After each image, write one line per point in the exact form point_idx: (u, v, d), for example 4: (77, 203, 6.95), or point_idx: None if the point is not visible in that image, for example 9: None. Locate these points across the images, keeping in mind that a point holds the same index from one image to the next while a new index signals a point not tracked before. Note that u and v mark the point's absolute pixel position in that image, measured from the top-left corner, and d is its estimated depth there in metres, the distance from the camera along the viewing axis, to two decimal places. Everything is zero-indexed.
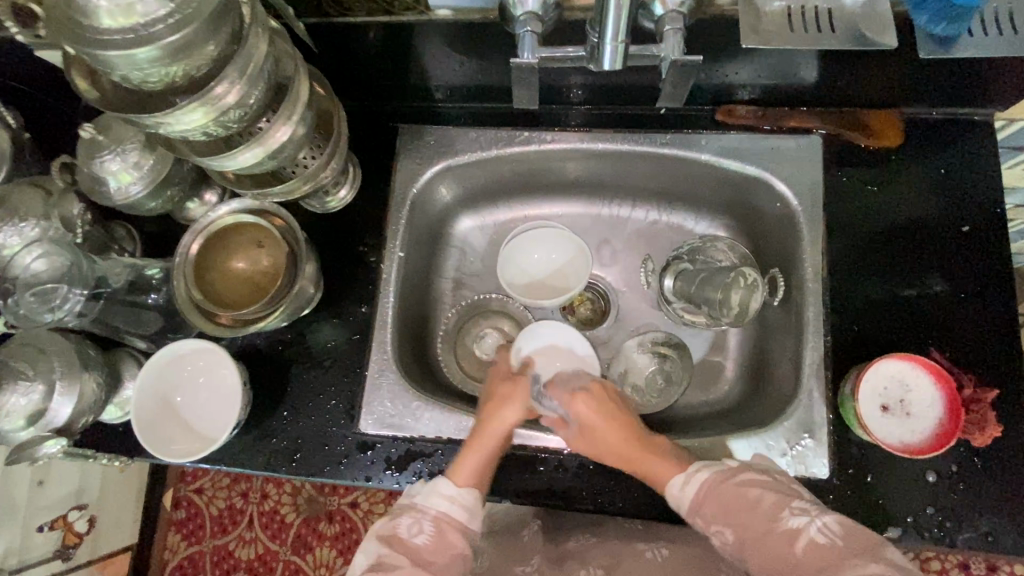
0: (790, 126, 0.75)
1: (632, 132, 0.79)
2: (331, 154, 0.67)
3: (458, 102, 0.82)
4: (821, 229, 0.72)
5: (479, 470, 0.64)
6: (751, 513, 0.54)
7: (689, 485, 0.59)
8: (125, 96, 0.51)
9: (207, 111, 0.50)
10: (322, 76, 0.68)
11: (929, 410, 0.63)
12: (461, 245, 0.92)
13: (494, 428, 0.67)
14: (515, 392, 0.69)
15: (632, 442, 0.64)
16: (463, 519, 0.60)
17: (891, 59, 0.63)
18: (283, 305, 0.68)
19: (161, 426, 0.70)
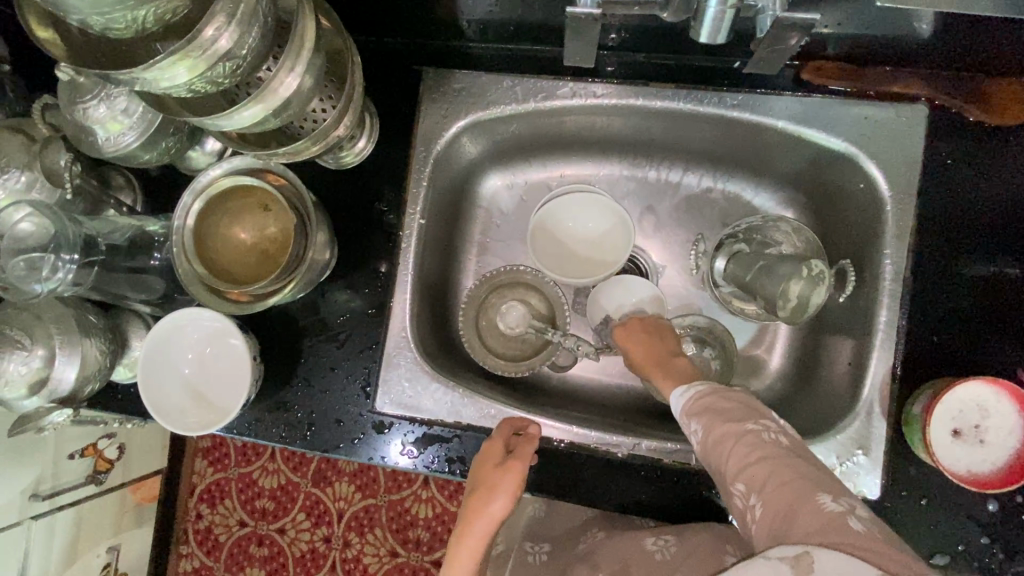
0: (890, 92, 0.63)
1: (696, 89, 0.67)
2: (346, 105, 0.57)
3: (492, 43, 0.70)
4: (911, 221, 0.61)
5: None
6: (727, 416, 0.50)
7: (687, 396, 0.56)
8: (94, 44, 0.42)
9: (192, 63, 0.41)
10: (328, 5, 0.56)
11: (999, 437, 0.57)
12: (488, 206, 0.84)
13: (476, 527, 0.58)
14: (497, 483, 0.59)
15: (651, 366, 0.68)
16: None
17: None
18: (298, 280, 0.61)
19: (167, 398, 0.66)
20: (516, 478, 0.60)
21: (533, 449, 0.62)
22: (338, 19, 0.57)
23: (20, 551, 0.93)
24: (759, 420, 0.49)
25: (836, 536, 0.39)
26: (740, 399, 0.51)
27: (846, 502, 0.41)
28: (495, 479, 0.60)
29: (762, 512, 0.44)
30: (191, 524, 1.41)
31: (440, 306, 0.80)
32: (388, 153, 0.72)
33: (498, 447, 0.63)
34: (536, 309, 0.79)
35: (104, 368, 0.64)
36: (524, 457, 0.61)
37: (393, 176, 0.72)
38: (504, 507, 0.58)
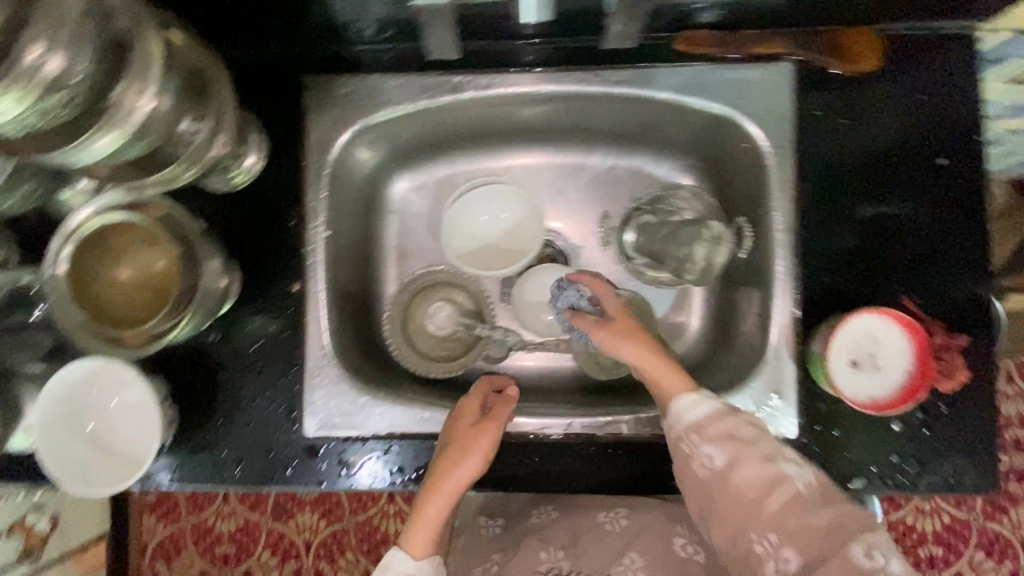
0: (757, 52, 0.66)
1: (579, 69, 0.68)
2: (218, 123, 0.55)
3: (373, 42, 0.69)
4: (791, 173, 0.65)
5: (433, 536, 0.59)
6: (739, 450, 0.51)
7: (702, 409, 0.55)
8: None
9: (21, 93, 0.39)
10: (180, 23, 0.54)
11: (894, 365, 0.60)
12: (401, 210, 0.82)
13: (446, 483, 0.61)
14: (472, 441, 0.62)
15: (657, 363, 0.60)
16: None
17: None
18: (194, 311, 0.58)
19: (75, 461, 0.62)
20: (493, 435, 0.63)
21: (508, 411, 0.65)
22: (191, 36, 0.55)
23: None
24: (784, 459, 0.50)
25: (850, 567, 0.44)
26: (758, 429, 0.53)
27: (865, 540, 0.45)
28: (471, 437, 0.63)
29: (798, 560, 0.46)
30: None
31: (364, 318, 0.78)
32: (281, 169, 0.69)
33: (474, 407, 0.66)
34: (461, 307, 0.80)
35: None
36: (500, 419, 0.64)
37: (289, 192, 0.69)
38: (473, 466, 0.61)
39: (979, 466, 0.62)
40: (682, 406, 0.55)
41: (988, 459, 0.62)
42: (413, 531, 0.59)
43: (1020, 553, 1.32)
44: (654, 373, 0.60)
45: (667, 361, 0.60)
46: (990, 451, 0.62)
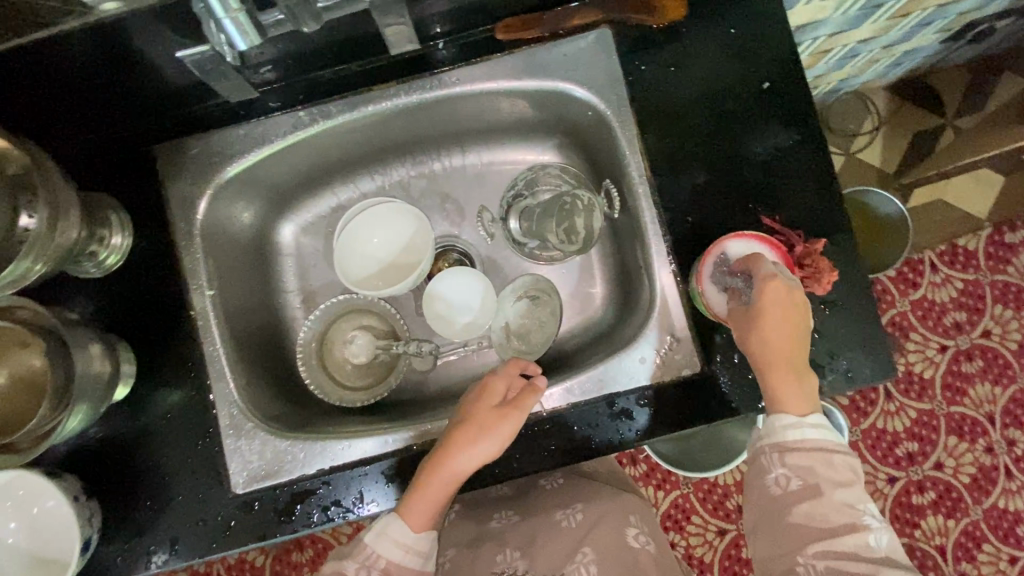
0: (574, 25, 0.69)
1: (417, 78, 0.70)
2: (55, 210, 0.56)
3: (212, 99, 0.70)
4: (634, 127, 0.68)
5: (435, 507, 0.61)
6: (810, 460, 0.55)
7: (796, 437, 0.56)
8: None
9: None
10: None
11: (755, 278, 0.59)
12: (295, 252, 0.83)
13: (458, 461, 0.62)
14: (489, 422, 0.63)
15: (780, 365, 0.58)
16: (417, 564, 0.60)
17: None
18: (83, 401, 0.59)
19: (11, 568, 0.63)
20: (511, 421, 0.63)
21: (533, 403, 0.65)
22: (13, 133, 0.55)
23: None
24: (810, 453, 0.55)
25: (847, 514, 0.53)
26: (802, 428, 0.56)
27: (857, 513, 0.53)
28: (490, 418, 0.63)
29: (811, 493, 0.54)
30: None
31: (280, 365, 0.78)
32: (152, 241, 0.70)
33: (498, 393, 0.66)
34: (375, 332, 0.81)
35: None
36: (524, 408, 0.64)
37: (165, 262, 0.69)
38: (489, 449, 0.62)
39: (872, 354, 0.65)
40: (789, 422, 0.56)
41: (878, 345, 0.65)
42: (415, 502, 0.61)
43: (989, 428, 1.37)
44: (770, 385, 0.59)
45: (789, 373, 0.58)
46: (879, 337, 0.65)
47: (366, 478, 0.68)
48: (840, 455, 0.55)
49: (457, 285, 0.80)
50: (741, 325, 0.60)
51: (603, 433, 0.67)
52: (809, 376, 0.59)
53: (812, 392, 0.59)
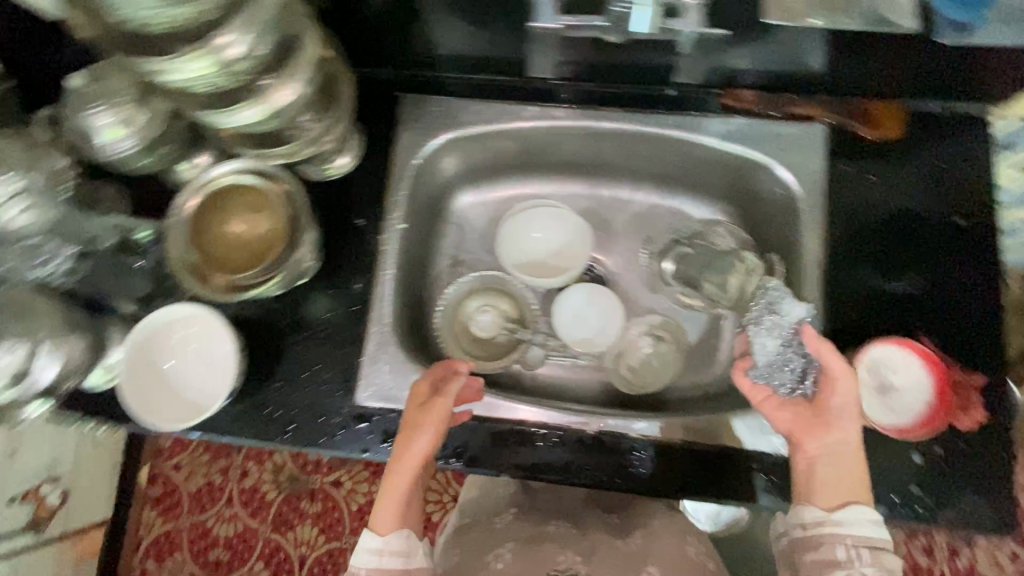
0: (797, 113, 0.75)
1: (639, 113, 0.78)
2: (331, 121, 0.67)
3: (462, 72, 0.80)
4: (820, 215, 0.73)
5: (397, 513, 0.61)
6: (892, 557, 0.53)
7: (877, 532, 0.53)
8: (123, 40, 0.50)
9: (210, 61, 0.48)
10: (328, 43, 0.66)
11: (816, 340, 0.61)
12: (461, 221, 0.91)
13: (400, 459, 0.61)
14: (423, 417, 0.63)
15: (841, 466, 0.57)
16: (400, 564, 0.60)
17: (891, 41, 0.67)
18: (285, 275, 0.66)
19: (149, 393, 0.68)
20: (441, 412, 0.63)
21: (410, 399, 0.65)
22: (331, 48, 0.66)
23: None
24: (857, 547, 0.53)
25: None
26: (857, 513, 0.54)
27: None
28: (417, 417, 0.63)
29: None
30: None
31: (417, 311, 0.85)
32: (369, 166, 0.79)
33: (424, 390, 0.65)
34: (504, 314, 0.86)
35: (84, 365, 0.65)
36: (413, 413, 0.64)
37: (372, 189, 0.78)
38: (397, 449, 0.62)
39: (1000, 507, 0.64)
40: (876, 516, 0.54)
41: (1008, 500, 0.64)
42: (380, 509, 0.61)
43: None
44: (815, 477, 0.57)
45: (855, 471, 0.57)
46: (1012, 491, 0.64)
47: (475, 435, 0.72)
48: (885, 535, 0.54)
49: (594, 297, 0.86)
50: (803, 427, 0.60)
51: (705, 479, 0.69)
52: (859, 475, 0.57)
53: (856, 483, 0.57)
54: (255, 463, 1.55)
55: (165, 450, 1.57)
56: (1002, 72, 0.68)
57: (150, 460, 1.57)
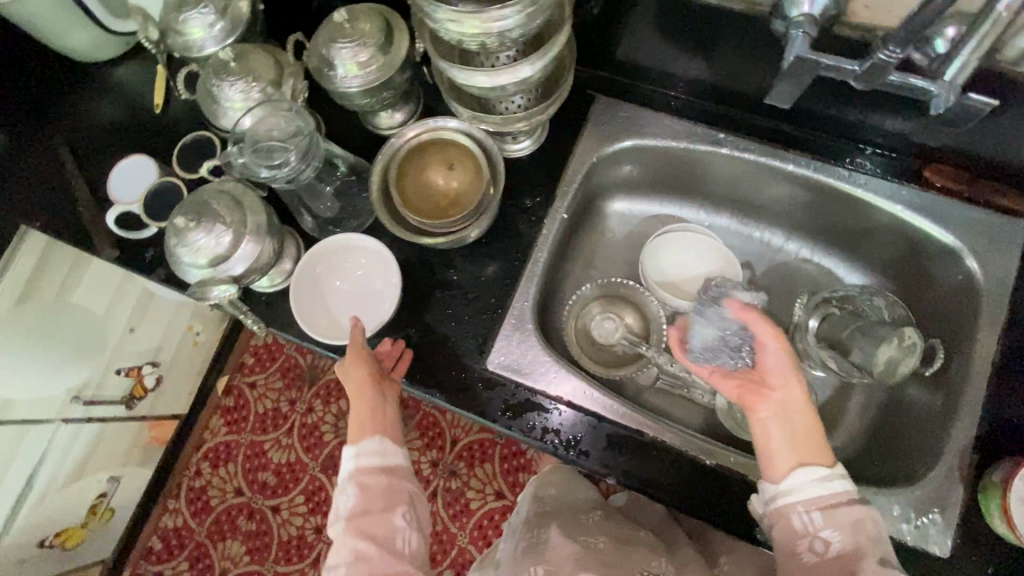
0: (1000, 205, 0.72)
1: (830, 164, 0.76)
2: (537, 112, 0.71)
3: (661, 86, 0.82)
4: (1003, 314, 0.69)
5: (365, 423, 0.68)
6: (853, 513, 0.54)
7: (827, 490, 0.55)
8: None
9: (474, 24, 0.52)
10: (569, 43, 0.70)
11: (744, 310, 0.63)
12: (604, 226, 0.91)
13: (360, 383, 0.69)
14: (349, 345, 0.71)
15: (792, 434, 0.59)
16: (379, 462, 0.67)
17: None
18: (456, 231, 0.71)
19: (312, 301, 0.78)
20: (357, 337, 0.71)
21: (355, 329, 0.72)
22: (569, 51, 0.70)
23: (41, 446, 1.17)
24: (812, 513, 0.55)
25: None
26: (814, 479, 0.56)
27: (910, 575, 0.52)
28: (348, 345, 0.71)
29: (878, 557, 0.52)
30: (188, 480, 1.57)
31: (549, 299, 0.86)
32: (547, 153, 0.82)
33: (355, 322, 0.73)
34: (630, 326, 0.86)
35: (268, 266, 0.71)
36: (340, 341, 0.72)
37: (547, 174, 0.82)
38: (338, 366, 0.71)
39: None
40: (823, 475, 0.56)
41: None
42: (355, 425, 0.68)
43: None
44: (772, 448, 0.59)
45: (808, 441, 0.58)
46: None
47: (593, 431, 0.73)
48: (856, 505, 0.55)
49: None
50: (748, 393, 0.61)
51: None
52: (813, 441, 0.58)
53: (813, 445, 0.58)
54: (321, 402, 1.57)
55: (245, 366, 1.62)
56: None
57: (231, 371, 1.62)
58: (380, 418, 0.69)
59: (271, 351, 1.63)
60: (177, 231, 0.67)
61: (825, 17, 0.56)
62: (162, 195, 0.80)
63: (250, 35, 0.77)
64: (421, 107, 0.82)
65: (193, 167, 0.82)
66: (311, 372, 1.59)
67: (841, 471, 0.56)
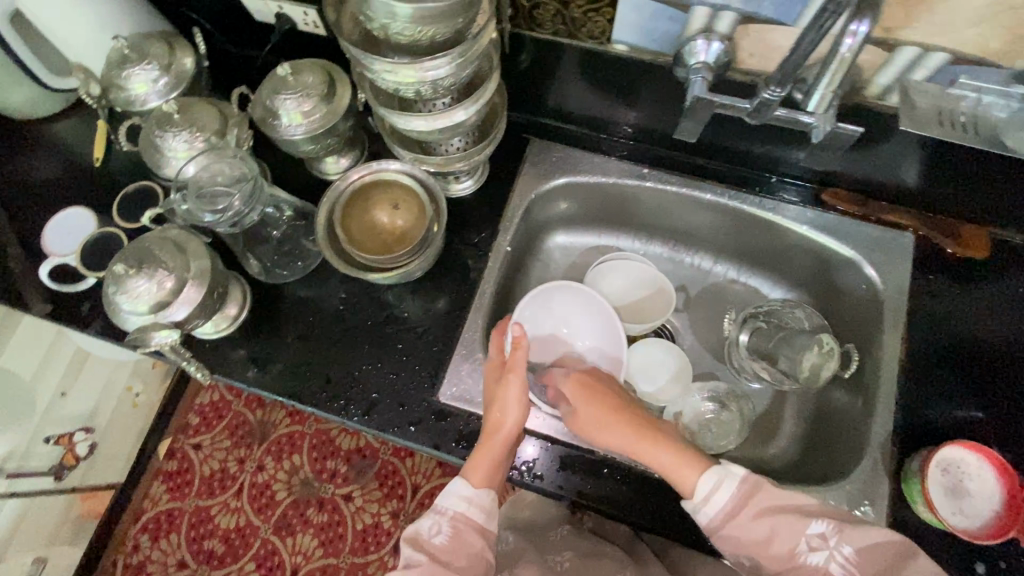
0: (888, 220, 0.81)
1: (742, 191, 0.85)
2: (474, 153, 0.76)
3: (587, 129, 0.90)
4: (902, 317, 0.77)
5: (488, 471, 0.66)
6: (736, 529, 0.55)
7: (708, 514, 0.57)
8: (358, 38, 0.59)
9: (412, 74, 0.57)
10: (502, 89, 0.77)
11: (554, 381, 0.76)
12: (549, 258, 0.96)
13: (505, 428, 0.67)
14: (510, 388, 0.68)
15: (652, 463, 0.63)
16: (481, 519, 0.64)
17: (1004, 176, 0.69)
18: (401, 268, 0.73)
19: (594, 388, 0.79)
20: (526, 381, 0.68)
21: (524, 355, 0.69)
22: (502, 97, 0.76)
23: None
24: (712, 535, 0.57)
25: (880, 558, 0.50)
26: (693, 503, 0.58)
27: (824, 547, 0.51)
28: (509, 382, 0.68)
29: (779, 555, 0.53)
30: (123, 557, 1.43)
31: None
32: (489, 191, 0.87)
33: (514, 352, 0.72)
34: None
35: (212, 310, 0.71)
36: (517, 364, 0.69)
37: (489, 211, 0.86)
38: (521, 416, 0.68)
39: None
40: (692, 506, 0.58)
41: None
42: (477, 463, 0.66)
43: None
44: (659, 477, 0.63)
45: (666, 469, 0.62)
46: None
47: (547, 454, 0.74)
48: (750, 513, 0.55)
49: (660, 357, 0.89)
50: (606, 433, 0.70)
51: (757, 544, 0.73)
52: (676, 464, 0.61)
53: (679, 468, 0.61)
54: (272, 459, 1.49)
55: (189, 427, 1.51)
56: None
57: (173, 433, 1.50)
58: (500, 470, 0.67)
59: (217, 409, 1.54)
60: (116, 278, 0.67)
61: (719, 63, 0.64)
62: (101, 247, 0.79)
63: (194, 90, 0.80)
64: (366, 154, 0.86)
65: (134, 218, 0.82)
66: (261, 428, 1.52)
67: (703, 496, 0.57)
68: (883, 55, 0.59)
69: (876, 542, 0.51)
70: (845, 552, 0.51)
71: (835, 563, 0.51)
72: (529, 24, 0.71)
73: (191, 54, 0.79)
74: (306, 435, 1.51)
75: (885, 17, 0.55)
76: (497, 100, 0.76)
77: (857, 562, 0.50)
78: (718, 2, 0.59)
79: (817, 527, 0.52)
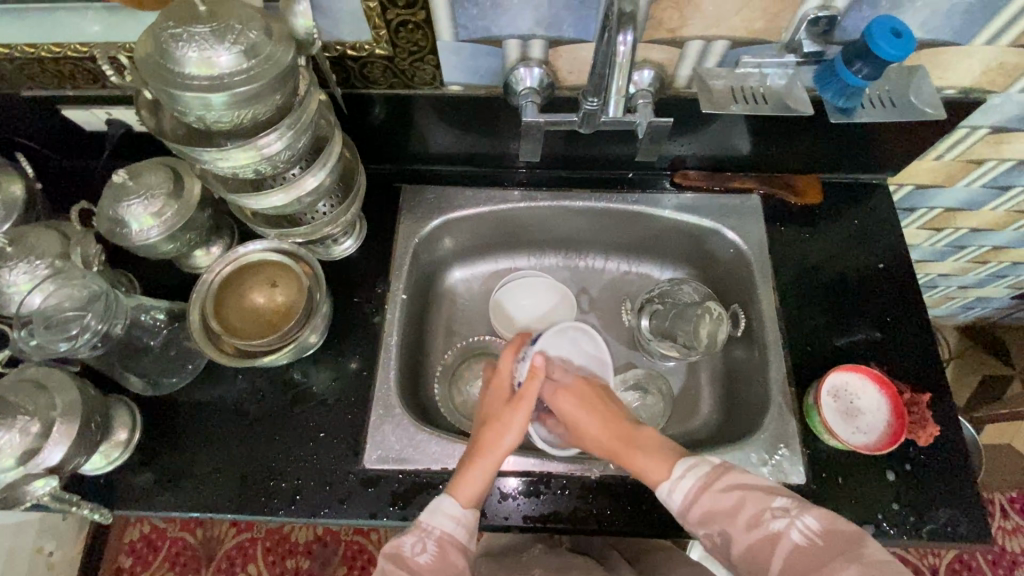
0: (736, 186, 0.89)
1: (607, 191, 0.91)
2: (342, 212, 0.76)
3: (454, 165, 0.93)
4: (769, 269, 0.85)
5: (477, 490, 0.65)
6: (706, 503, 0.57)
7: (684, 488, 0.59)
8: (184, 135, 0.59)
9: (248, 154, 0.57)
10: (352, 145, 0.78)
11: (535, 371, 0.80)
12: (451, 295, 0.97)
13: (495, 451, 0.68)
14: (508, 416, 0.70)
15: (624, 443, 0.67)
16: (464, 538, 0.62)
17: (810, 128, 0.79)
18: (290, 346, 0.72)
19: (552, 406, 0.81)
20: (524, 408, 0.71)
21: (538, 387, 0.72)
22: (352, 154, 0.77)
23: None
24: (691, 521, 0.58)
25: (837, 536, 0.50)
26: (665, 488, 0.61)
27: (785, 516, 0.53)
28: (511, 410, 0.71)
29: (745, 524, 0.54)
30: None
31: (416, 378, 0.88)
32: (372, 245, 0.88)
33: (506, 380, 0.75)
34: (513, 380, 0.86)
35: (93, 442, 0.66)
36: (529, 395, 0.71)
37: (376, 265, 0.86)
38: (516, 442, 0.69)
39: (970, 515, 0.70)
40: (665, 489, 0.61)
41: (974, 506, 0.71)
42: (463, 482, 0.65)
43: None
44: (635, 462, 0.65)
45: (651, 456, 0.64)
46: (975, 499, 0.71)
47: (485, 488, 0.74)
48: (717, 486, 0.57)
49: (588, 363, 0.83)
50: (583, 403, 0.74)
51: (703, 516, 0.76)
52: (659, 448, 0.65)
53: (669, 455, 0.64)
54: None
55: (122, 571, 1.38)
56: (894, 157, 0.85)
57: None
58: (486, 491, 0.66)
59: (151, 541, 1.41)
60: None
61: (544, 86, 0.69)
62: None
63: (27, 217, 0.76)
64: (237, 239, 0.84)
65: None
66: (206, 547, 1.40)
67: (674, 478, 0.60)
68: (676, 51, 0.67)
69: (831, 520, 0.52)
70: (807, 522, 0.52)
71: (796, 530, 0.52)
72: (364, 82, 0.73)
73: (18, 182, 0.75)
74: (258, 540, 1.41)
75: (664, 20, 0.62)
76: (349, 155, 0.76)
77: (816, 532, 0.51)
78: (524, 33, 0.65)
79: (779, 501, 0.54)
